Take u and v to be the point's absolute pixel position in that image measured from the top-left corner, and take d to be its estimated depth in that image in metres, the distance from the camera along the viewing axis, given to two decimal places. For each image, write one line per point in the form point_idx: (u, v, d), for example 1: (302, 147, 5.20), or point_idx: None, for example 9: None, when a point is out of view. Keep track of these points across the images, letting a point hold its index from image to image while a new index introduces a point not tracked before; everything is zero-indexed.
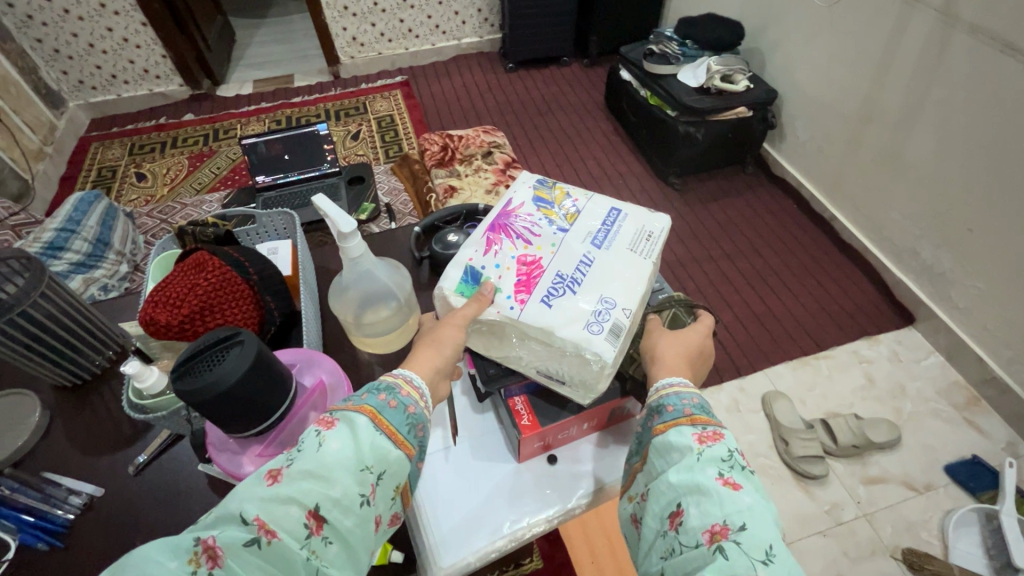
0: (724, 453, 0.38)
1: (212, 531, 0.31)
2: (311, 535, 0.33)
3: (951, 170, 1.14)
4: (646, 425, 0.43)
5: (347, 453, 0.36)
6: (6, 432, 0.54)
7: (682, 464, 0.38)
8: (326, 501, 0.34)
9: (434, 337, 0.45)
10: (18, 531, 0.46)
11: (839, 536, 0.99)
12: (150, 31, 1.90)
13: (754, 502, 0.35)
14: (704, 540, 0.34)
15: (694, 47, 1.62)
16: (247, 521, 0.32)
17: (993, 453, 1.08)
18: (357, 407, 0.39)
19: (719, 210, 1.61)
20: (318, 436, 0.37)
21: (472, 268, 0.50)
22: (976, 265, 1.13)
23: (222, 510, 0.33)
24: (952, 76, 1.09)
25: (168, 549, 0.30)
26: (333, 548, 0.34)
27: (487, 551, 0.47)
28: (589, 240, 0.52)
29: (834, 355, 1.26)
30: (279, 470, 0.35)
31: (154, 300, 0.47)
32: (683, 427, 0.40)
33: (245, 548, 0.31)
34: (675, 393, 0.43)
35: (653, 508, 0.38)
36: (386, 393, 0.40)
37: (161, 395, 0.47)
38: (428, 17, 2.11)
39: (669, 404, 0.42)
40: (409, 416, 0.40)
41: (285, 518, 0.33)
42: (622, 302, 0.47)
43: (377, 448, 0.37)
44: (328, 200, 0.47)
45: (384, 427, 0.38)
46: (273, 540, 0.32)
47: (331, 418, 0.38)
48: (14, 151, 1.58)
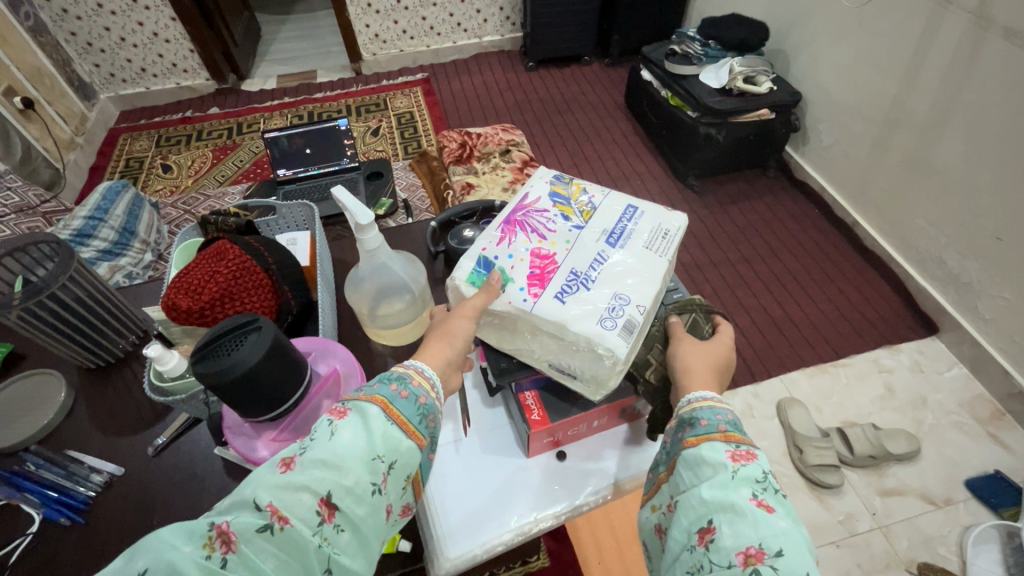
0: (758, 474, 0.37)
1: (226, 516, 0.32)
2: (322, 522, 0.34)
3: (981, 177, 1.11)
4: (675, 436, 0.42)
5: (359, 444, 0.37)
6: (31, 410, 0.56)
7: (714, 479, 0.37)
8: (338, 489, 0.35)
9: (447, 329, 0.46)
10: (43, 506, 0.49)
11: (853, 547, 0.97)
12: (179, 26, 1.94)
13: (789, 527, 0.35)
14: (738, 561, 0.33)
15: (717, 47, 1.60)
16: (260, 507, 0.32)
17: (1017, 468, 1.05)
18: (368, 398, 0.39)
19: (739, 213, 1.59)
20: (330, 425, 0.37)
21: (484, 258, 0.50)
22: (1004, 275, 1.10)
23: (236, 496, 0.34)
24: (986, 79, 1.06)
25: (183, 533, 0.31)
26: (345, 535, 0.34)
27: (494, 543, 0.47)
28: (604, 238, 0.51)
29: (853, 363, 1.24)
30: (292, 458, 0.35)
31: (175, 286, 0.48)
32: (716, 442, 0.39)
33: (257, 534, 0.32)
34: (709, 406, 0.42)
35: (681, 521, 0.37)
36: (398, 383, 0.41)
37: (181, 378, 0.48)
38: (450, 15, 2.12)
39: (703, 418, 0.41)
40: (419, 407, 0.40)
41: (298, 505, 0.33)
42: (636, 299, 0.47)
43: (389, 438, 0.38)
44: (347, 192, 0.48)
45: (396, 417, 0.39)
46: (285, 527, 0.32)
47: (343, 408, 0.39)
48: (47, 141, 1.63)
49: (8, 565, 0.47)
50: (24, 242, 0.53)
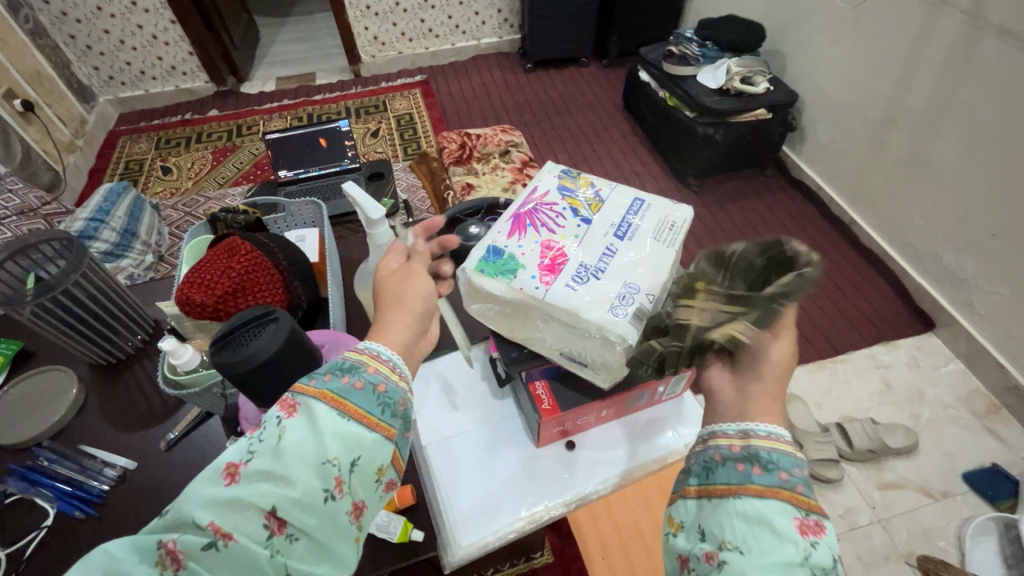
0: (829, 561, 0.33)
1: (172, 534, 0.31)
2: (272, 535, 0.32)
3: (976, 174, 1.12)
4: (732, 467, 0.37)
5: (307, 447, 0.34)
6: (43, 407, 0.57)
7: (775, 551, 0.33)
8: (285, 501, 0.32)
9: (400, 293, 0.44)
10: (57, 500, 0.49)
11: (853, 540, 0.98)
12: (178, 29, 1.95)
13: None
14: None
15: (714, 48, 1.61)
16: (201, 526, 0.30)
17: (1013, 461, 1.07)
18: (317, 393, 0.36)
19: (737, 211, 1.61)
20: (278, 427, 0.34)
21: (494, 247, 0.51)
22: (999, 270, 1.12)
23: (178, 508, 0.32)
24: (980, 78, 1.08)
25: (137, 551, 0.31)
26: (300, 543, 0.32)
27: (506, 531, 0.48)
28: (612, 231, 0.52)
29: (851, 359, 1.25)
30: (236, 467, 0.33)
31: (188, 281, 0.49)
32: (784, 505, 0.35)
33: (202, 552, 0.30)
34: (788, 456, 0.37)
35: None
36: (350, 374, 0.38)
37: (195, 372, 0.48)
38: (449, 16, 2.13)
39: (783, 472, 0.36)
40: (380, 396, 0.38)
41: (242, 522, 0.31)
42: (645, 289, 0.48)
43: (342, 436, 0.35)
44: (357, 187, 0.49)
45: (351, 412, 0.36)
46: (230, 543, 0.31)
47: (293, 403, 0.36)
48: (47, 143, 1.63)
49: (23, 557, 0.47)
50: (29, 242, 0.53)
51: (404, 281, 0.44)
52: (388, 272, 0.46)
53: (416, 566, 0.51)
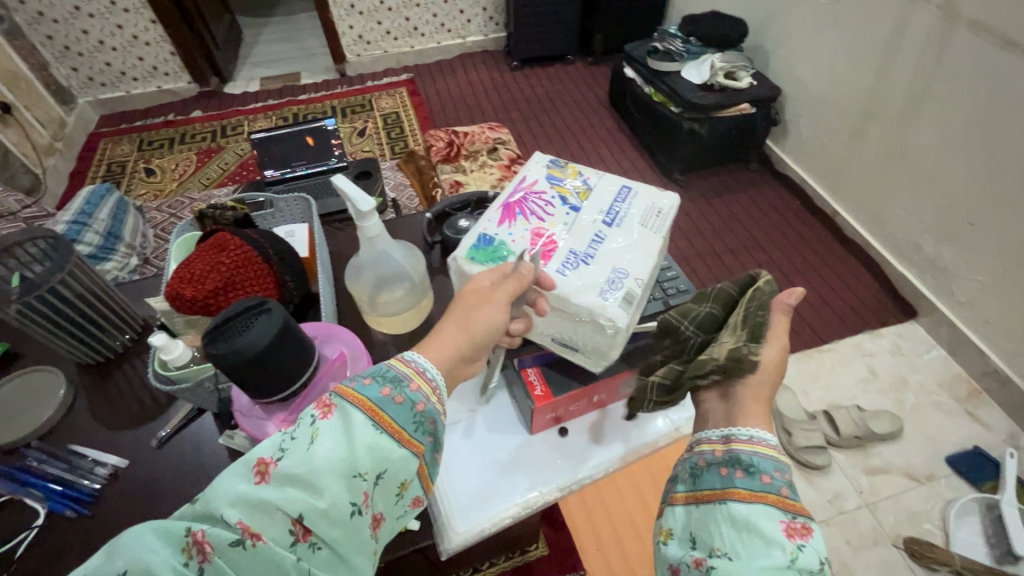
0: (817, 564, 0.34)
1: (203, 525, 0.32)
2: (297, 541, 0.33)
3: (954, 166, 1.15)
4: (717, 472, 0.39)
5: (339, 456, 0.35)
6: (30, 408, 0.56)
7: (763, 556, 0.34)
8: (311, 511, 0.33)
9: (472, 318, 0.44)
10: (47, 499, 0.49)
11: (842, 525, 1.00)
12: (159, 29, 1.93)
13: None
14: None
15: (698, 44, 1.63)
16: (230, 523, 0.32)
17: (993, 444, 1.10)
18: (356, 400, 0.37)
19: (723, 205, 1.63)
20: (313, 429, 0.35)
21: (484, 235, 0.53)
22: (978, 258, 1.15)
23: (208, 499, 0.33)
24: (955, 71, 1.10)
25: (162, 534, 0.32)
26: (322, 552, 0.33)
27: (502, 517, 0.48)
28: (600, 217, 0.54)
29: (837, 348, 1.27)
30: (267, 467, 0.34)
31: (179, 276, 0.49)
32: (770, 509, 0.36)
33: (230, 549, 0.31)
34: (772, 461, 0.39)
35: None
36: (392, 387, 0.38)
37: (186, 367, 0.48)
38: (433, 15, 2.13)
39: (764, 473, 0.38)
40: (415, 414, 0.38)
41: (269, 525, 0.32)
42: (634, 273, 0.49)
43: (375, 450, 0.36)
44: (345, 179, 0.49)
45: (386, 425, 0.37)
46: (258, 543, 0.32)
47: (329, 404, 0.37)
48: (25, 146, 1.60)
49: (14, 558, 0.47)
50: (15, 241, 0.53)
51: (479, 309, 0.44)
52: (473, 290, 0.46)
53: (411, 556, 0.52)
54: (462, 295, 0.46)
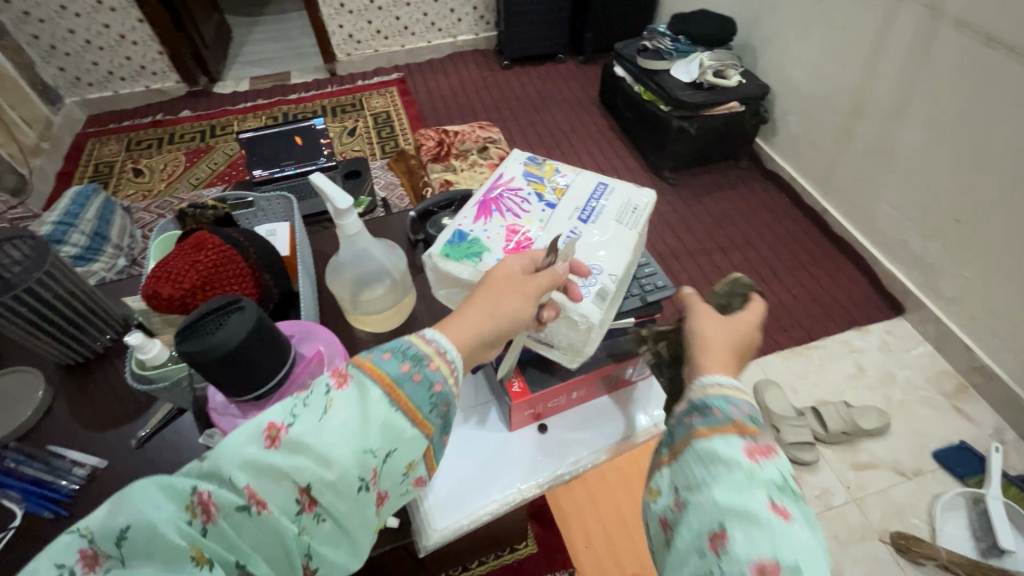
0: (779, 478, 0.37)
1: (208, 484, 0.30)
2: (302, 511, 0.32)
3: (940, 163, 1.16)
4: (684, 422, 0.42)
5: (351, 429, 0.34)
6: (8, 408, 0.56)
7: (732, 481, 0.37)
8: (320, 482, 0.32)
9: (500, 304, 0.44)
10: (24, 500, 0.48)
11: (829, 520, 1.01)
12: (147, 28, 1.91)
13: (805, 535, 0.35)
14: (751, 571, 0.33)
15: (687, 43, 1.64)
16: (238, 486, 0.30)
17: (980, 438, 1.11)
18: (374, 375, 0.36)
19: (713, 203, 1.63)
20: (327, 398, 0.35)
21: (459, 231, 0.53)
22: (964, 254, 1.16)
23: (215, 457, 0.31)
24: (941, 67, 1.11)
25: (164, 488, 0.30)
26: (325, 525, 0.33)
27: (481, 514, 0.48)
28: (576, 214, 0.55)
29: (825, 345, 1.28)
30: (279, 431, 0.33)
31: (155, 275, 0.48)
32: (732, 438, 0.39)
33: (235, 513, 0.30)
34: (725, 398, 0.42)
35: (691, 521, 0.37)
36: (413, 364, 0.38)
37: (163, 367, 0.48)
38: (424, 14, 2.12)
39: (716, 408, 0.41)
40: (433, 394, 0.38)
41: (277, 492, 0.31)
42: (609, 269, 0.51)
43: (388, 426, 0.36)
44: (325, 177, 0.49)
45: (403, 403, 0.36)
46: (263, 512, 0.31)
47: (345, 375, 0.36)
48: (11, 146, 1.59)
49: None
50: (7, 237, 0.51)
51: (509, 295, 0.44)
52: (504, 275, 0.46)
53: (392, 553, 0.52)
54: (492, 279, 0.46)
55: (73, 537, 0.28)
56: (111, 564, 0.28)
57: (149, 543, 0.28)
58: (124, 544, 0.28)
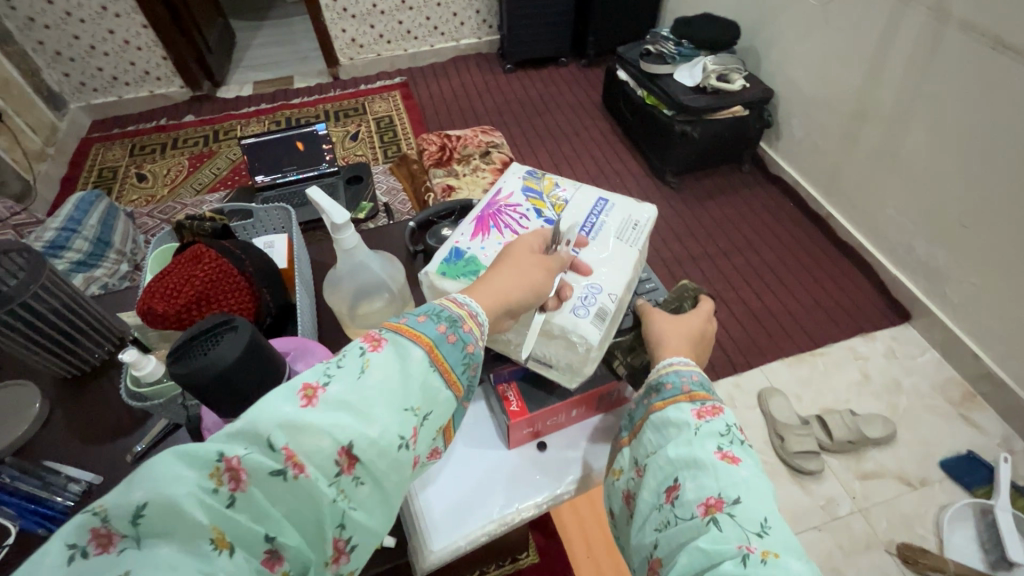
0: (724, 428, 0.39)
1: (238, 449, 0.30)
2: (341, 473, 0.32)
3: (946, 167, 1.14)
4: (643, 401, 0.45)
5: (390, 388, 0.35)
6: (5, 422, 0.55)
7: (682, 441, 0.39)
8: (360, 440, 0.33)
9: (523, 276, 0.46)
10: (19, 518, 0.47)
11: (834, 530, 1.00)
12: (151, 33, 1.92)
13: (751, 475, 0.37)
14: (699, 512, 0.35)
15: (690, 47, 1.63)
16: (276, 449, 0.31)
17: (987, 448, 1.09)
18: (413, 336, 0.38)
19: (716, 207, 1.62)
20: (363, 359, 0.36)
21: (456, 249, 0.55)
22: (970, 260, 1.14)
23: (246, 422, 0.31)
24: (947, 71, 1.10)
25: (185, 457, 0.30)
26: (364, 488, 0.33)
27: (478, 534, 0.48)
28: (576, 232, 0.56)
29: (830, 351, 1.27)
30: (315, 392, 0.33)
31: (151, 291, 0.48)
32: (682, 402, 0.41)
33: (269, 478, 0.30)
34: (675, 370, 0.44)
35: (650, 483, 0.39)
36: (448, 326, 0.39)
37: (159, 383, 0.48)
38: (426, 18, 2.12)
39: (669, 382, 0.43)
40: (466, 355, 0.40)
41: (315, 452, 0.31)
42: (607, 289, 0.52)
43: (427, 386, 0.37)
44: (321, 191, 0.48)
45: (440, 363, 0.38)
46: (301, 475, 0.31)
47: (380, 339, 0.37)
48: (16, 152, 1.59)
49: None
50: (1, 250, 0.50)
51: (536, 265, 0.47)
52: (526, 249, 0.49)
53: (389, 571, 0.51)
54: (515, 252, 0.49)
55: (86, 517, 0.28)
56: (126, 544, 0.28)
57: (168, 520, 0.28)
58: (139, 524, 0.28)
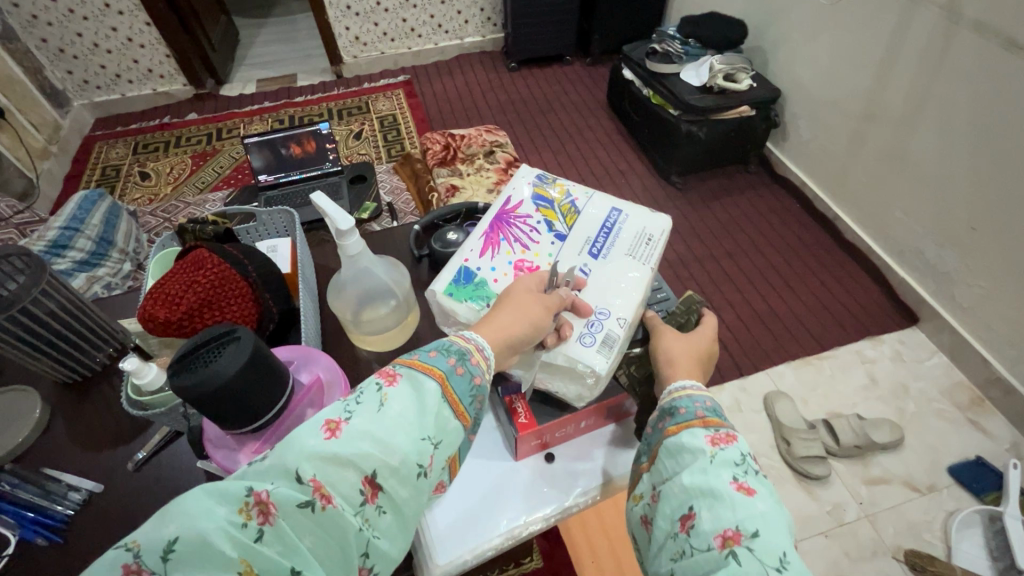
0: (738, 457, 0.38)
1: (266, 484, 0.31)
2: (365, 502, 0.33)
3: (957, 170, 1.13)
4: (657, 426, 0.44)
5: (409, 419, 0.36)
6: (5, 428, 0.55)
7: (696, 469, 0.38)
8: (384, 469, 0.34)
9: (524, 314, 0.47)
10: (19, 526, 0.47)
11: (841, 536, 0.99)
12: (154, 31, 1.91)
13: (767, 509, 0.35)
14: (716, 544, 0.34)
15: (697, 46, 1.61)
16: (304, 481, 0.31)
17: (996, 454, 1.08)
18: (426, 369, 0.39)
19: (722, 208, 1.60)
20: (381, 394, 0.37)
21: (466, 269, 0.56)
22: (980, 264, 1.13)
23: (276, 460, 0.32)
24: (958, 73, 1.08)
25: (216, 495, 0.30)
26: (386, 517, 0.34)
27: (485, 549, 0.47)
28: (586, 250, 0.58)
29: (837, 354, 1.26)
30: (337, 424, 0.34)
31: (152, 297, 0.47)
32: (695, 427, 0.41)
33: (298, 510, 0.31)
34: (689, 396, 0.44)
35: (665, 510, 0.38)
36: (457, 358, 0.41)
37: (160, 392, 0.47)
38: (431, 16, 2.11)
39: (681, 407, 0.43)
40: (473, 387, 0.40)
41: (341, 483, 0.32)
42: (616, 313, 0.53)
43: (440, 417, 0.38)
44: (327, 198, 0.47)
45: (450, 395, 0.39)
46: (328, 506, 0.31)
47: (394, 373, 0.38)
48: (19, 150, 1.59)
49: None
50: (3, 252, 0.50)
51: (535, 302, 0.48)
52: (524, 290, 0.49)
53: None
54: (515, 292, 0.49)
55: (119, 552, 0.28)
56: None
57: (197, 554, 0.28)
58: (169, 558, 0.28)
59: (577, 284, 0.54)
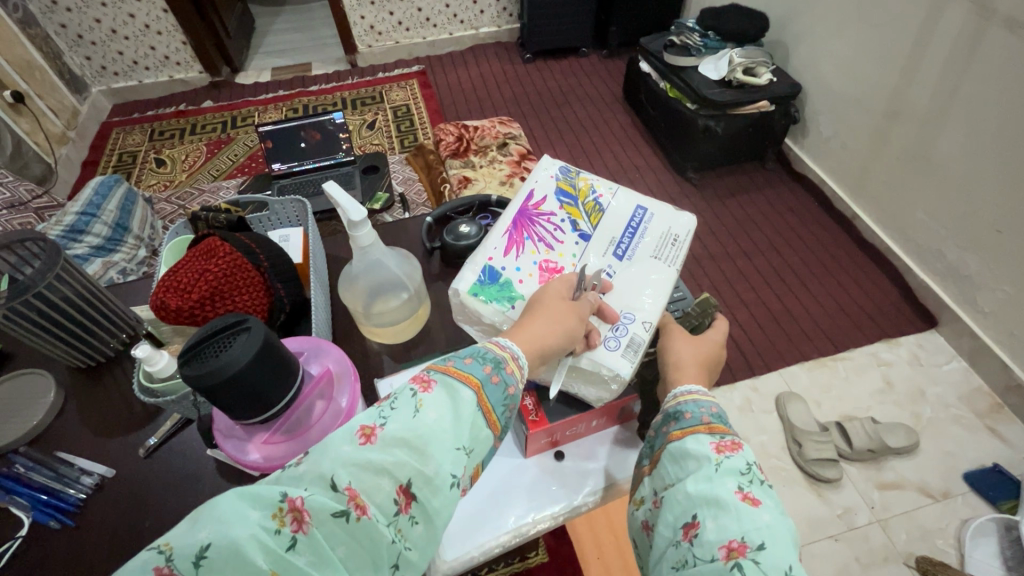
0: (744, 466, 0.38)
1: (300, 491, 0.31)
2: (399, 512, 0.33)
3: (982, 171, 1.10)
4: (661, 429, 0.43)
5: (443, 427, 0.36)
6: (20, 411, 0.55)
7: (705, 479, 0.37)
8: (417, 478, 0.34)
9: (557, 321, 0.46)
10: (32, 508, 0.48)
11: (851, 541, 0.97)
12: (171, 18, 1.91)
13: (772, 521, 0.35)
14: (721, 555, 0.33)
15: (716, 38, 1.58)
16: (338, 490, 0.31)
17: (1015, 461, 1.05)
18: (462, 377, 0.38)
19: (737, 205, 1.58)
20: (416, 400, 0.36)
21: (490, 268, 0.55)
22: (1004, 268, 1.10)
23: (310, 469, 0.33)
24: (987, 70, 1.05)
25: (250, 501, 0.30)
26: (418, 528, 0.34)
27: (491, 546, 0.47)
28: (611, 252, 0.57)
29: (852, 356, 1.23)
30: (372, 430, 0.34)
31: (164, 285, 0.47)
32: (701, 434, 0.40)
33: (332, 519, 0.31)
34: (695, 400, 0.43)
35: (666, 516, 0.37)
36: (492, 366, 0.40)
37: (170, 379, 0.47)
38: (445, 6, 2.09)
39: (687, 412, 0.42)
40: (506, 396, 0.40)
41: (376, 491, 0.32)
42: (641, 317, 0.52)
43: (473, 424, 0.37)
44: (340, 188, 0.47)
45: (484, 403, 0.38)
46: (362, 516, 0.31)
47: (428, 379, 0.38)
48: (38, 135, 1.60)
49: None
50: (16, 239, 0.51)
51: (565, 308, 0.47)
52: (553, 295, 0.49)
53: None
54: (547, 298, 0.48)
55: (151, 555, 0.28)
56: None
57: (228, 563, 0.28)
58: (202, 564, 0.28)
59: (602, 287, 0.54)
